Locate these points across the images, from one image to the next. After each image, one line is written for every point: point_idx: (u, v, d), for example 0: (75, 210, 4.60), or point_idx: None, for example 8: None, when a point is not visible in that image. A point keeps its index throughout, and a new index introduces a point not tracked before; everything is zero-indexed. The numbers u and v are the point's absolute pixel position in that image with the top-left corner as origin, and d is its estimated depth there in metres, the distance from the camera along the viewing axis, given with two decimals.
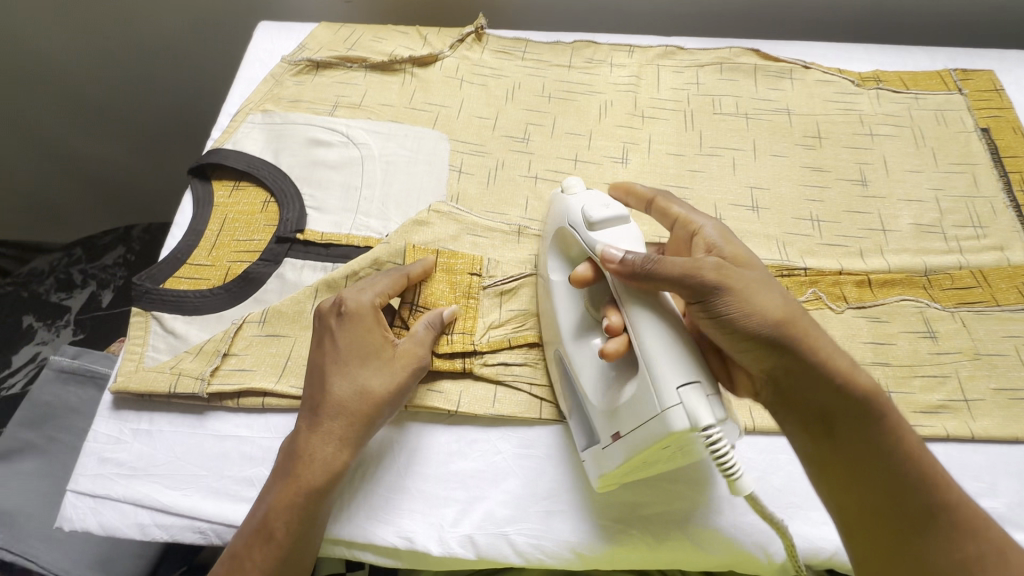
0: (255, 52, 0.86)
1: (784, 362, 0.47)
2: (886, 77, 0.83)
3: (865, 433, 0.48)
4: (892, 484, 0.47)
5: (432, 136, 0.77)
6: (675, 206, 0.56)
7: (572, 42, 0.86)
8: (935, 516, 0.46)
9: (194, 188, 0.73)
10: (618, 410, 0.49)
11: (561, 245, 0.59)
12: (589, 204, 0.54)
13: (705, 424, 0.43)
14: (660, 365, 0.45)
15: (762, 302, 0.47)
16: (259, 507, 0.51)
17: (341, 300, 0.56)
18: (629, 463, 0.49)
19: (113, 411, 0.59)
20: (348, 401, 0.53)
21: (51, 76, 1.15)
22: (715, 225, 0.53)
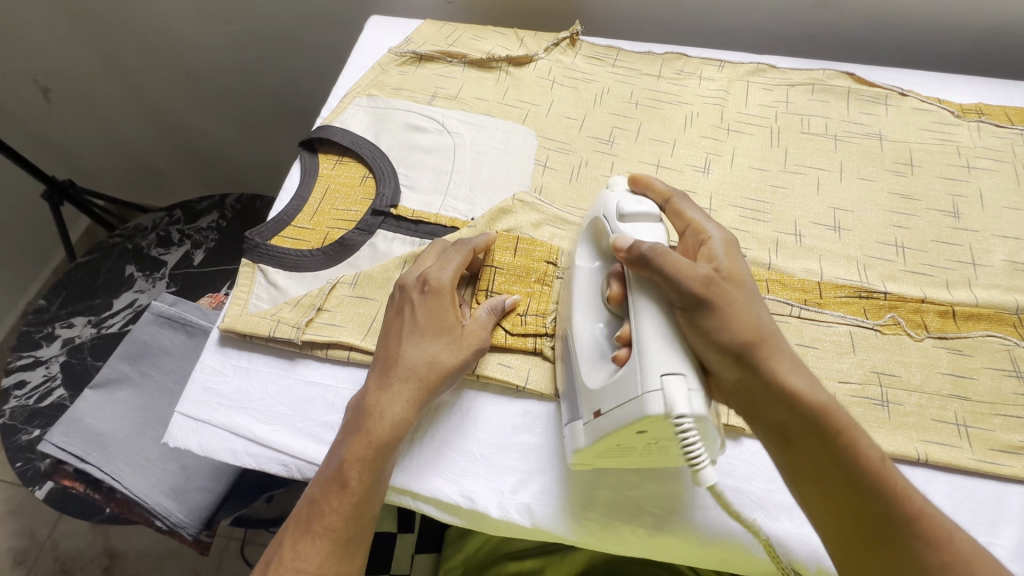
0: (365, 42, 0.93)
1: (748, 377, 0.50)
2: (989, 110, 0.80)
3: (833, 456, 0.48)
4: (865, 512, 0.47)
5: (521, 131, 0.81)
6: (690, 211, 0.58)
7: (663, 54, 0.88)
8: (913, 545, 0.45)
9: (303, 158, 0.80)
10: (602, 391, 0.51)
11: (593, 235, 0.60)
12: (623, 198, 0.57)
13: (679, 413, 0.45)
14: (649, 355, 0.47)
15: (738, 315, 0.50)
16: (333, 457, 0.55)
17: (425, 278, 0.61)
18: (601, 443, 0.51)
19: (218, 347, 0.66)
20: (419, 367, 0.57)
21: (176, 57, 1.27)
22: (723, 238, 0.55)
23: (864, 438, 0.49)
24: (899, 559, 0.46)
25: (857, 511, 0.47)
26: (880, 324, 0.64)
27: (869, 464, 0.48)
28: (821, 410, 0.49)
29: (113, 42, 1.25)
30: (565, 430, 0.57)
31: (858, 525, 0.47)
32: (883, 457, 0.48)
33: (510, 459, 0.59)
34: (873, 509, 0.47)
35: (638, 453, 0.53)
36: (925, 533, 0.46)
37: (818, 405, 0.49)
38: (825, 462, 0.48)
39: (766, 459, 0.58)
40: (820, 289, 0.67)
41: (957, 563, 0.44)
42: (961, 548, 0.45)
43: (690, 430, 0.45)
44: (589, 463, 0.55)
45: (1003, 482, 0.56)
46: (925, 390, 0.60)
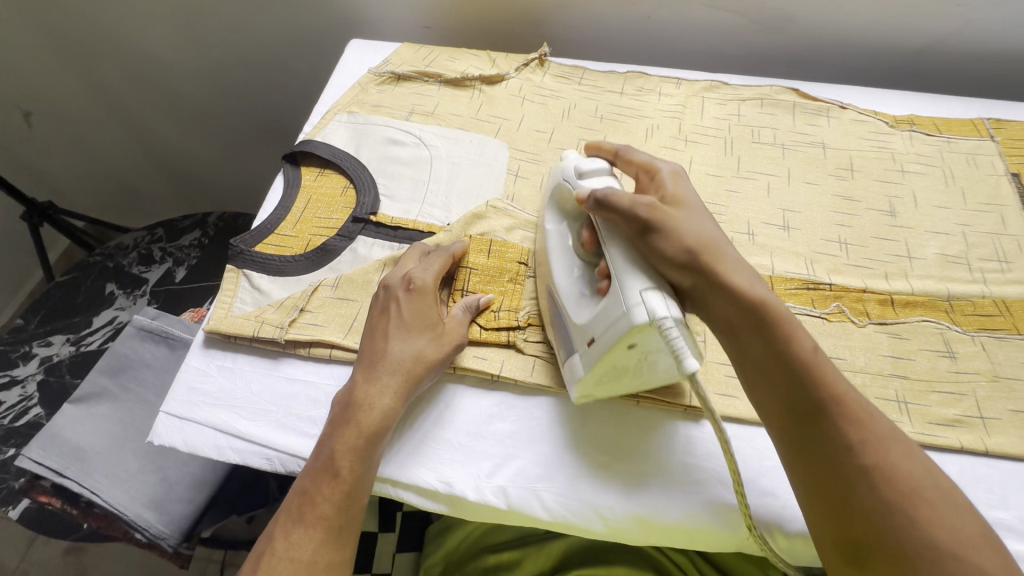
0: (345, 64, 0.99)
1: (700, 279, 0.55)
2: (920, 121, 0.88)
3: (776, 349, 0.53)
4: (801, 398, 0.52)
5: (494, 144, 0.86)
6: (638, 157, 0.65)
7: (625, 73, 0.95)
8: (838, 428, 0.50)
9: (286, 171, 0.84)
10: (589, 322, 0.56)
11: (556, 199, 0.66)
12: (579, 161, 0.63)
13: (662, 318, 0.50)
14: (625, 276, 0.53)
15: (683, 227, 0.55)
16: (323, 449, 0.57)
17: (410, 278, 0.65)
18: (598, 368, 0.56)
19: (203, 348, 0.68)
20: (406, 360, 0.61)
21: (160, 78, 1.31)
22: (669, 172, 0.62)
23: (802, 331, 0.54)
24: (826, 439, 0.50)
25: (795, 401, 0.52)
26: (826, 312, 0.69)
27: (806, 357, 0.53)
28: (763, 308, 0.54)
29: (97, 64, 1.28)
30: (564, 373, 0.62)
31: (795, 412, 0.52)
32: (816, 348, 0.54)
33: (487, 447, 0.62)
34: (805, 394, 0.52)
35: (629, 374, 0.57)
36: (847, 411, 0.51)
37: (757, 302, 0.54)
38: (767, 357, 0.54)
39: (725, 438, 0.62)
40: (771, 282, 0.72)
41: (873, 439, 0.50)
42: (877, 427, 0.51)
43: (674, 327, 0.49)
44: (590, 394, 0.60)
45: (940, 453, 0.61)
46: (869, 370, 0.65)
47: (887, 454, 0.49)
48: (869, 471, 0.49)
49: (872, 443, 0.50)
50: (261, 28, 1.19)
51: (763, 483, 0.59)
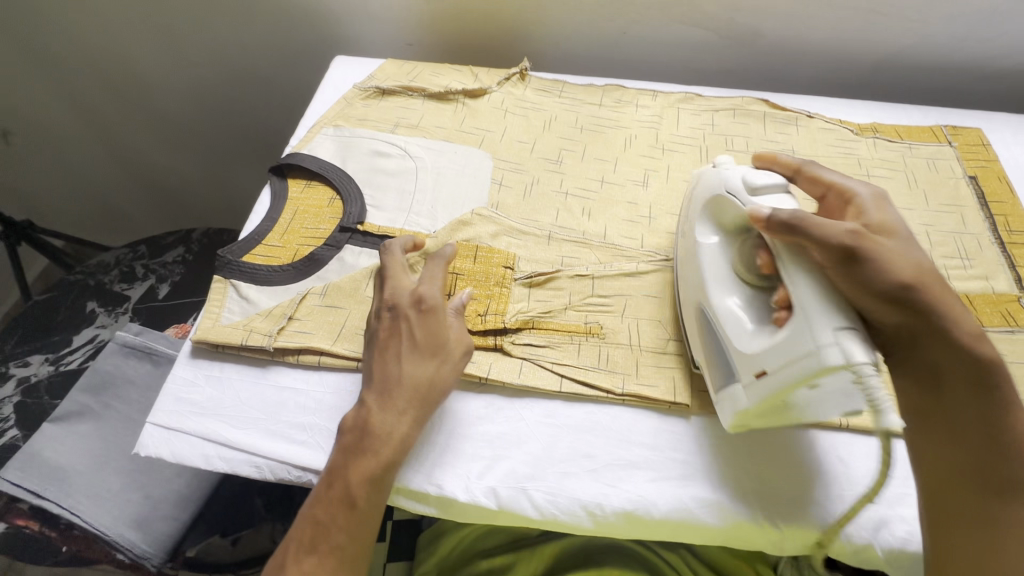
0: (331, 80, 1.01)
1: (909, 321, 0.53)
2: (882, 128, 0.93)
3: (981, 405, 0.53)
4: (992, 463, 0.52)
5: (478, 154, 0.88)
6: (827, 176, 0.64)
7: (604, 86, 0.99)
8: (1021, 499, 0.51)
9: (273, 183, 0.85)
10: (762, 353, 0.54)
11: (713, 211, 0.66)
12: (748, 173, 0.62)
13: (860, 362, 0.49)
14: (818, 308, 0.51)
15: (896, 261, 0.53)
16: (337, 478, 0.56)
17: (420, 295, 0.63)
18: (765, 402, 0.55)
19: (190, 359, 0.68)
20: (421, 386, 0.60)
21: (144, 95, 1.31)
22: (872, 194, 0.60)
23: (1006, 385, 0.54)
24: (1010, 507, 0.51)
25: (994, 465, 0.52)
26: None
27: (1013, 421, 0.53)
28: (978, 361, 0.54)
29: (79, 82, 1.28)
30: (716, 400, 0.61)
31: (982, 477, 0.52)
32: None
33: (475, 449, 0.62)
34: (1003, 466, 0.52)
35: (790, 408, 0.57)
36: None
37: (970, 357, 0.54)
38: (967, 411, 0.54)
39: (708, 434, 0.63)
40: None
41: None
42: None
43: (874, 374, 0.49)
44: (746, 425, 0.58)
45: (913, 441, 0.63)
46: None
47: None
48: None
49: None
50: (246, 45, 1.21)
51: (744, 474, 0.61)
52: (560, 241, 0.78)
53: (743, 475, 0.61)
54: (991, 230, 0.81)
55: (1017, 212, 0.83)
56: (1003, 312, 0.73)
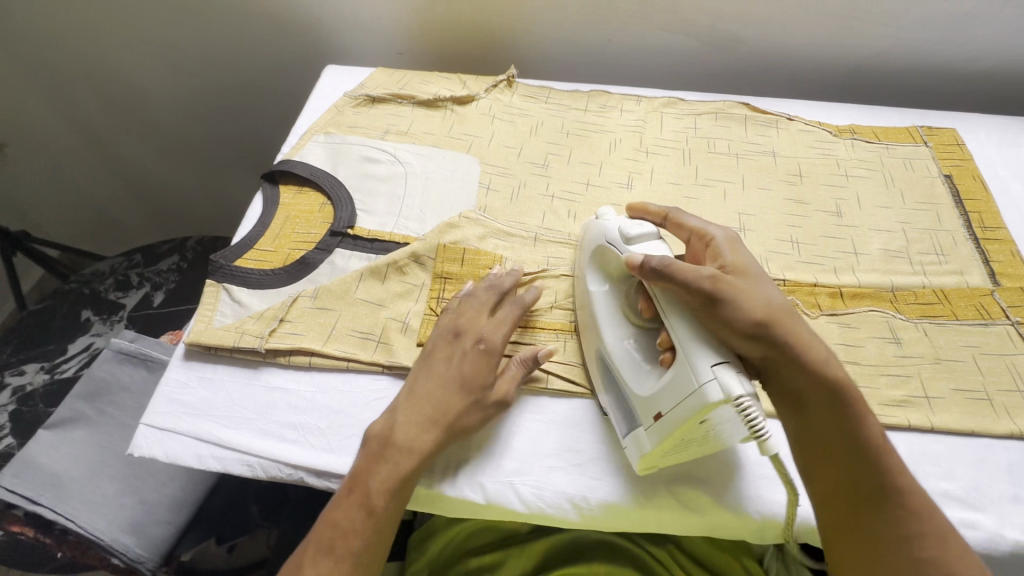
0: (322, 89, 1.03)
1: (771, 352, 0.56)
2: (860, 129, 0.95)
3: (841, 426, 0.56)
4: (861, 478, 0.55)
5: (466, 159, 0.90)
6: (689, 221, 0.67)
7: (589, 92, 1.01)
8: (893, 510, 0.54)
9: (265, 190, 0.86)
10: (655, 396, 0.56)
11: (599, 261, 0.68)
12: (624, 224, 0.64)
13: (738, 395, 0.50)
14: (694, 348, 0.53)
15: (749, 300, 0.56)
16: (362, 484, 0.58)
17: (484, 333, 0.65)
18: (664, 443, 0.56)
19: (183, 362, 0.69)
20: (463, 414, 0.61)
21: (138, 106, 1.33)
22: (725, 236, 0.64)
23: (862, 401, 0.56)
24: (879, 519, 0.54)
25: (857, 480, 0.55)
26: None
27: (868, 436, 0.55)
28: (833, 383, 0.56)
29: (74, 94, 1.30)
30: (622, 442, 0.62)
31: (850, 492, 0.55)
32: (880, 433, 0.56)
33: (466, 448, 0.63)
34: (867, 477, 0.55)
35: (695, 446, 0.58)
36: (906, 500, 0.54)
37: (828, 378, 0.56)
38: (829, 431, 0.56)
39: None
40: None
41: (931, 534, 0.52)
42: (937, 523, 0.53)
43: (752, 408, 0.50)
44: (654, 466, 0.60)
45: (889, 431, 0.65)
46: None
47: (945, 547, 0.52)
48: (922, 563, 0.51)
49: (929, 537, 0.52)
50: (239, 55, 1.23)
51: (727, 465, 0.62)
52: (547, 243, 0.80)
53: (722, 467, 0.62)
54: (966, 227, 0.83)
55: (991, 209, 0.85)
56: (977, 306, 0.75)
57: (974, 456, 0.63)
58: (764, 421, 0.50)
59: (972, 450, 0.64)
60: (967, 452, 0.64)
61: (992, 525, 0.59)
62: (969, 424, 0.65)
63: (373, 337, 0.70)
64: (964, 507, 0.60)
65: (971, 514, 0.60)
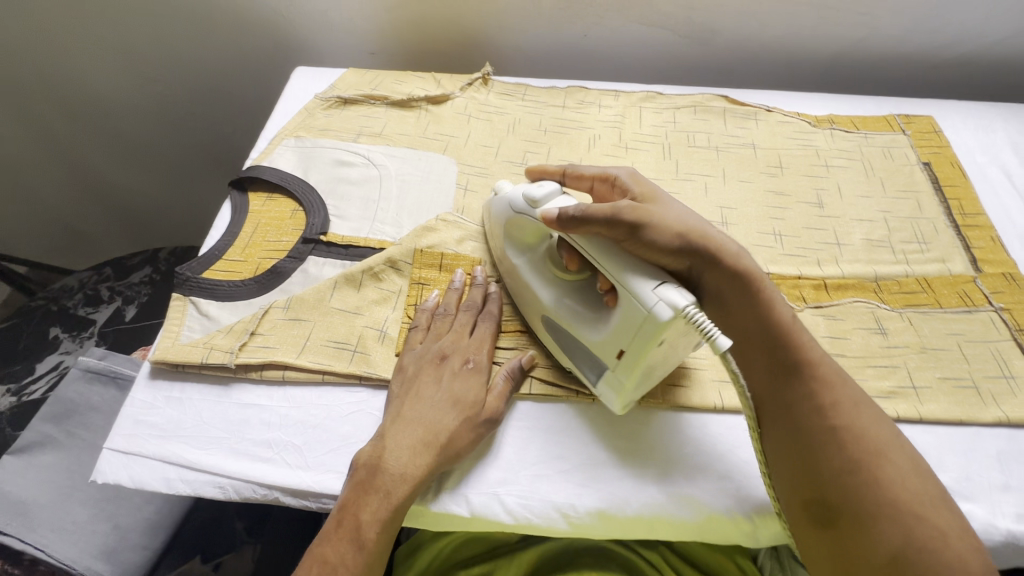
0: (292, 91, 1.00)
1: (696, 258, 0.59)
2: (839, 119, 0.95)
3: (756, 313, 0.60)
4: (780, 361, 0.58)
5: (442, 160, 0.88)
6: (587, 171, 0.70)
7: (566, 88, 0.99)
8: (810, 385, 0.56)
9: (233, 197, 0.83)
10: (610, 335, 0.57)
11: (512, 234, 0.69)
12: (528, 189, 0.65)
13: (684, 306, 0.50)
14: (627, 278, 0.54)
15: (666, 219, 0.59)
16: (348, 514, 0.55)
17: (470, 356, 0.65)
18: (635, 374, 0.56)
19: (150, 380, 0.66)
20: (450, 435, 0.59)
21: (100, 114, 1.28)
22: (627, 172, 0.68)
23: (770, 285, 0.61)
24: (799, 396, 0.56)
25: (776, 363, 0.58)
26: None
27: (782, 320, 0.59)
28: (747, 276, 0.59)
29: (30, 105, 1.23)
30: (596, 391, 0.62)
31: (773, 375, 0.58)
32: (791, 316, 0.60)
33: None
34: (785, 361, 0.58)
35: (658, 370, 0.58)
36: (820, 374, 0.57)
37: (742, 270, 0.59)
38: (749, 320, 0.60)
39: (679, 427, 0.63)
40: None
41: (845, 402, 0.56)
42: (850, 392, 0.56)
43: (700, 313, 0.50)
44: (630, 402, 0.60)
45: None
46: None
47: (859, 418, 0.55)
48: (838, 429, 0.54)
49: (842, 404, 0.55)
50: (204, 59, 1.19)
51: (716, 466, 0.61)
52: None
53: (708, 464, 0.61)
54: (946, 214, 0.83)
55: (970, 195, 0.85)
56: (960, 293, 0.74)
57: (963, 446, 0.63)
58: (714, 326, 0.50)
59: (961, 439, 0.63)
60: (956, 442, 0.63)
61: (984, 515, 0.58)
62: (956, 413, 0.64)
63: (349, 347, 0.67)
64: (955, 498, 0.59)
65: (962, 504, 0.59)
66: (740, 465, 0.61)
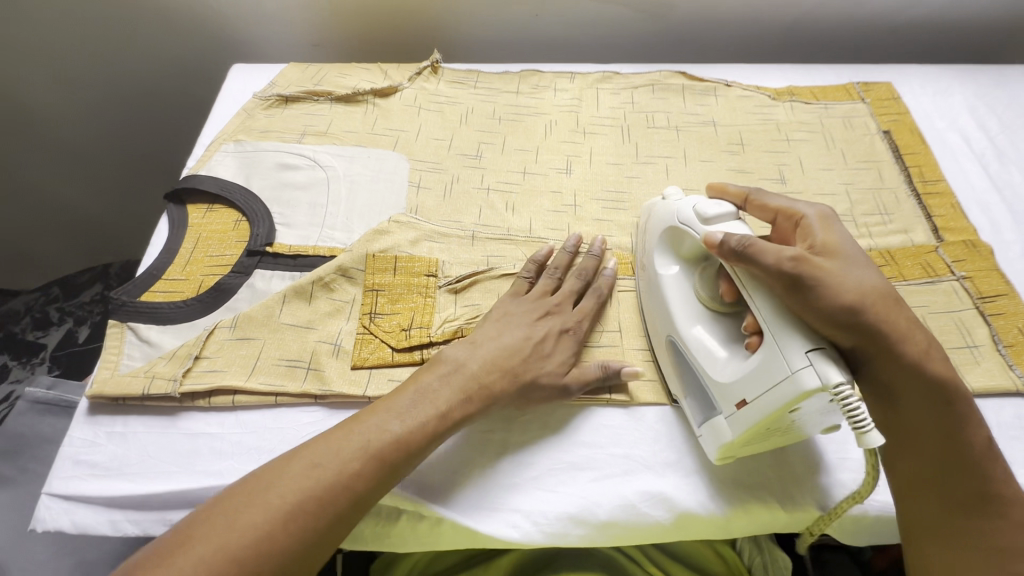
0: (228, 90, 0.94)
1: (869, 342, 0.51)
2: (798, 90, 0.93)
3: (951, 429, 0.53)
4: (966, 484, 0.53)
5: (393, 157, 0.84)
6: (773, 200, 0.62)
7: (519, 73, 0.95)
8: (995, 519, 0.52)
9: (169, 211, 0.78)
10: (738, 382, 0.54)
11: (671, 242, 0.65)
12: (700, 203, 0.61)
13: (835, 383, 0.47)
14: (784, 335, 0.50)
15: (842, 288, 0.51)
16: (433, 391, 0.57)
17: (569, 322, 0.66)
18: (751, 430, 0.53)
19: (88, 417, 0.62)
20: (536, 386, 0.61)
21: (29, 124, 1.17)
22: (817, 215, 0.58)
23: (967, 398, 0.54)
24: (981, 527, 0.52)
25: (965, 487, 0.53)
26: None
27: (976, 441, 0.53)
28: (944, 386, 0.53)
29: None
30: (698, 432, 0.60)
31: (954, 498, 0.53)
32: (987, 439, 0.54)
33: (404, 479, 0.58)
34: (966, 480, 0.53)
35: (778, 433, 0.56)
36: (1003, 504, 0.52)
37: (936, 379, 0.53)
38: (936, 433, 0.53)
39: (651, 422, 0.62)
40: None
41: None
42: None
43: (853, 395, 0.47)
44: (732, 456, 0.57)
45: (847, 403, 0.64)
46: None
47: None
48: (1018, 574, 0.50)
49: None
50: (132, 56, 1.12)
51: (687, 460, 0.60)
52: (485, 241, 0.75)
53: (772, 459, 0.60)
54: (907, 182, 0.82)
55: (930, 162, 0.84)
56: (923, 264, 0.74)
57: None
58: (865, 411, 0.47)
59: None
60: None
61: None
62: None
63: (302, 364, 0.64)
64: None
65: None
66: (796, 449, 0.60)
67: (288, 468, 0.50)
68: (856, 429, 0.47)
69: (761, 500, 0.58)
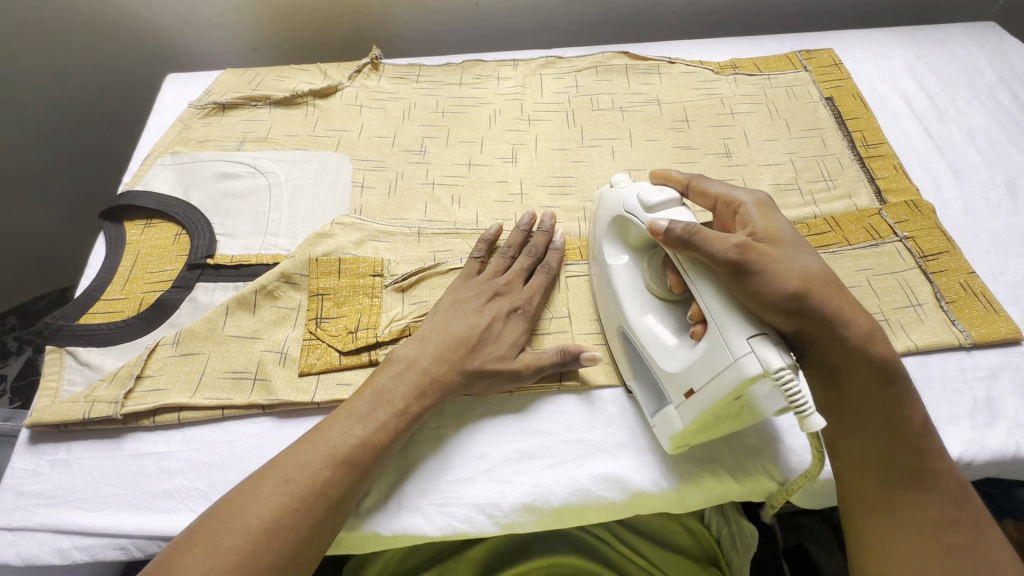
0: (163, 102, 0.91)
1: (807, 324, 0.51)
2: (741, 63, 0.93)
3: (891, 408, 0.53)
4: (907, 460, 0.52)
5: (335, 158, 0.82)
6: (713, 187, 0.62)
7: (461, 63, 0.94)
8: (932, 496, 0.51)
9: (106, 230, 0.76)
10: (686, 371, 0.53)
11: (619, 231, 0.64)
12: (645, 190, 0.60)
13: (776, 367, 0.46)
14: (726, 322, 0.50)
15: (784, 273, 0.51)
16: (385, 388, 0.58)
17: (519, 302, 0.65)
18: (699, 419, 0.53)
19: (30, 447, 0.60)
20: (489, 367, 0.60)
21: None
22: (755, 202, 0.59)
23: (908, 377, 0.54)
24: (922, 505, 0.51)
25: (904, 465, 0.52)
26: None
27: (916, 418, 0.53)
28: (884, 367, 0.53)
29: None
30: (651, 421, 0.59)
31: (891, 475, 0.52)
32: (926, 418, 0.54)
33: None
34: (905, 459, 0.52)
35: (727, 421, 0.55)
36: (942, 480, 0.52)
37: (874, 359, 0.53)
38: (875, 413, 0.53)
39: (603, 405, 0.62)
40: None
41: (966, 523, 0.51)
42: (970, 510, 0.52)
43: (793, 381, 0.46)
44: (685, 444, 0.57)
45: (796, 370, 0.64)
46: None
47: (977, 539, 0.50)
48: (954, 548, 0.50)
49: (962, 526, 0.51)
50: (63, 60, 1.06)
51: (640, 440, 0.60)
52: (432, 237, 0.74)
53: (723, 442, 0.60)
54: (850, 147, 0.83)
55: (872, 126, 0.85)
56: (868, 227, 0.74)
57: None
58: (805, 394, 0.46)
59: None
60: None
61: None
62: None
63: (248, 375, 0.63)
64: None
65: None
66: (756, 435, 0.60)
67: (260, 488, 0.50)
68: (798, 412, 0.46)
69: (713, 474, 0.58)
